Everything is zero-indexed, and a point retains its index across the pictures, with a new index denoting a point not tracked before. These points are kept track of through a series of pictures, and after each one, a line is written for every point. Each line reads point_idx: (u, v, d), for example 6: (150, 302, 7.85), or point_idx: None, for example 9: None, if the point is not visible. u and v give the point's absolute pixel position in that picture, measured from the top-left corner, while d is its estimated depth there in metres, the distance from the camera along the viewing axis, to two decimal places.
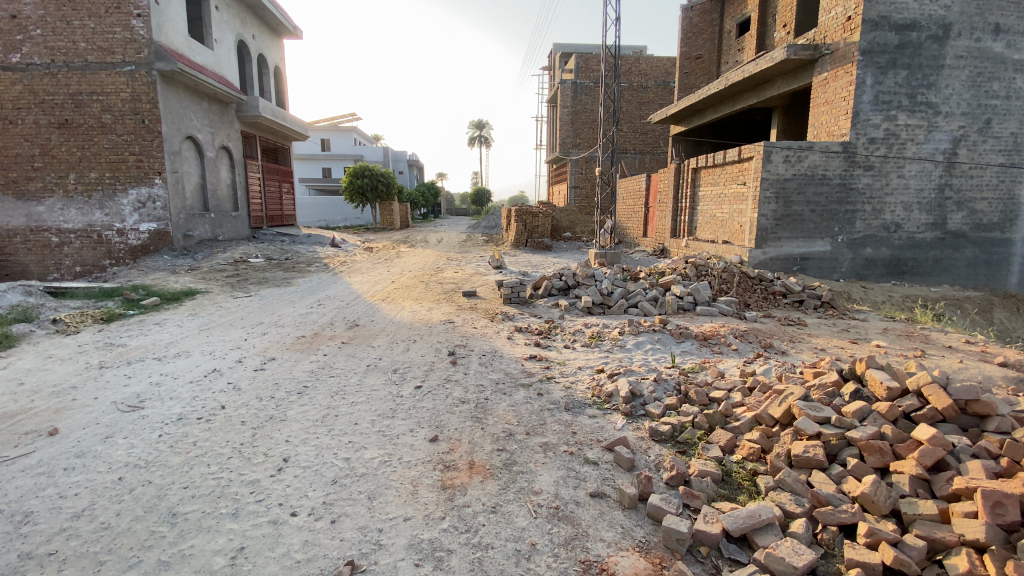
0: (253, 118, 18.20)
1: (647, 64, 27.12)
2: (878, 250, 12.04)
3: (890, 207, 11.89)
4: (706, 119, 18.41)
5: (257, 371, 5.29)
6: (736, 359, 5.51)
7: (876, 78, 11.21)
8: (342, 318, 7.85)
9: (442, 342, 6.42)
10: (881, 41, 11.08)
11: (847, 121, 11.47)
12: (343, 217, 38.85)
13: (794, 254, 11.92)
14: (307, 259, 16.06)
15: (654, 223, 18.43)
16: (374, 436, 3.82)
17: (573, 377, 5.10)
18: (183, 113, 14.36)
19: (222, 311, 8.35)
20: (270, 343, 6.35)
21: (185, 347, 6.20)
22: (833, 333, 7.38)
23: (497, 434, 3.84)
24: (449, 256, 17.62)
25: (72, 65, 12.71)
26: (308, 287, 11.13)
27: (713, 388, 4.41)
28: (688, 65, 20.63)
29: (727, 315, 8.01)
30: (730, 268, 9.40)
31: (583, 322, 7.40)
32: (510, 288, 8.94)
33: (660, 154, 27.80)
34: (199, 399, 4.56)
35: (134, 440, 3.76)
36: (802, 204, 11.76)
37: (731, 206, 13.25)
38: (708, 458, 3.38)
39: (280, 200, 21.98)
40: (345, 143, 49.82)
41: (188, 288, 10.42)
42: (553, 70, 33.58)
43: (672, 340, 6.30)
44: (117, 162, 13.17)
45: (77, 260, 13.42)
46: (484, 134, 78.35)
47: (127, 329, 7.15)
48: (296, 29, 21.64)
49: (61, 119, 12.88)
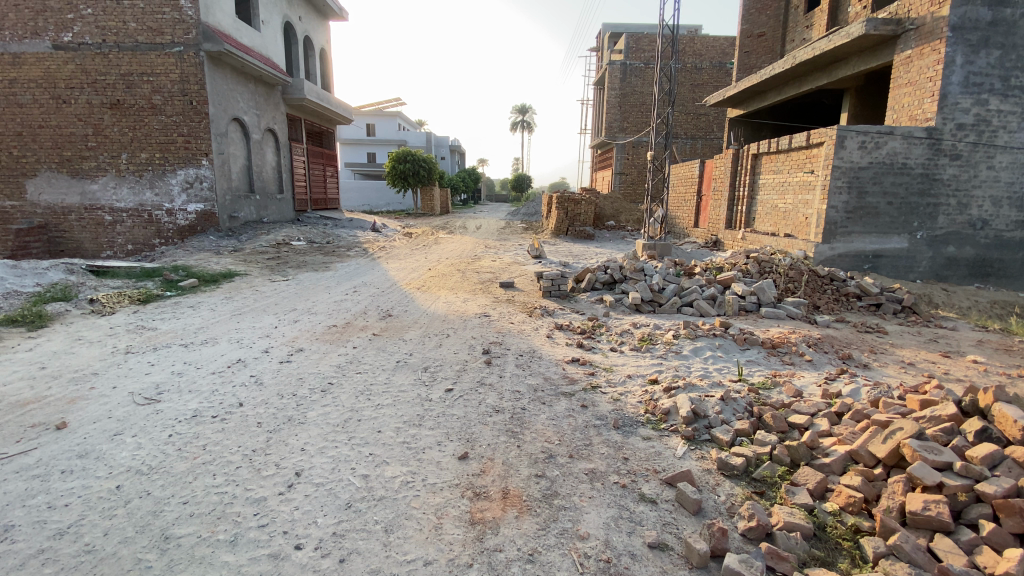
0: (297, 100, 18.20)
1: (702, 44, 25.58)
2: (962, 249, 10.71)
3: (978, 201, 10.53)
4: (767, 101, 17.06)
5: (282, 364, 4.98)
6: (814, 374, 4.81)
7: (967, 56, 9.83)
8: (376, 307, 7.50)
9: (477, 338, 5.95)
10: (975, 14, 9.68)
11: (933, 104, 10.15)
12: (386, 202, 39.08)
13: (865, 250, 10.79)
14: (347, 243, 15.98)
15: (706, 213, 17.35)
16: (397, 449, 3.38)
17: (622, 387, 4.53)
18: (229, 94, 14.39)
19: (256, 295, 8.18)
20: (299, 333, 6.03)
21: (213, 332, 5.99)
22: (919, 344, 6.47)
23: (535, 455, 3.33)
24: (487, 243, 17.18)
25: (122, 45, 12.87)
26: (345, 272, 10.91)
27: (793, 412, 3.76)
28: (749, 43, 19.15)
29: (796, 318, 7.21)
30: (797, 265, 8.51)
31: (630, 321, 6.77)
32: (550, 281, 8.38)
33: (713, 139, 26.27)
34: (217, 394, 4.26)
35: (142, 441, 3.51)
36: (877, 195, 10.57)
37: (796, 196, 12.14)
38: (794, 506, 2.76)
39: (324, 183, 22.06)
40: (390, 127, 50.10)
41: (227, 269, 10.38)
42: (601, 51, 32.28)
43: (735, 347, 5.62)
44: (166, 143, 13.34)
45: (129, 239, 13.76)
46: (527, 119, 77.09)
47: (160, 311, 7.06)
48: (342, 9, 21.46)
49: (113, 99, 13.11)
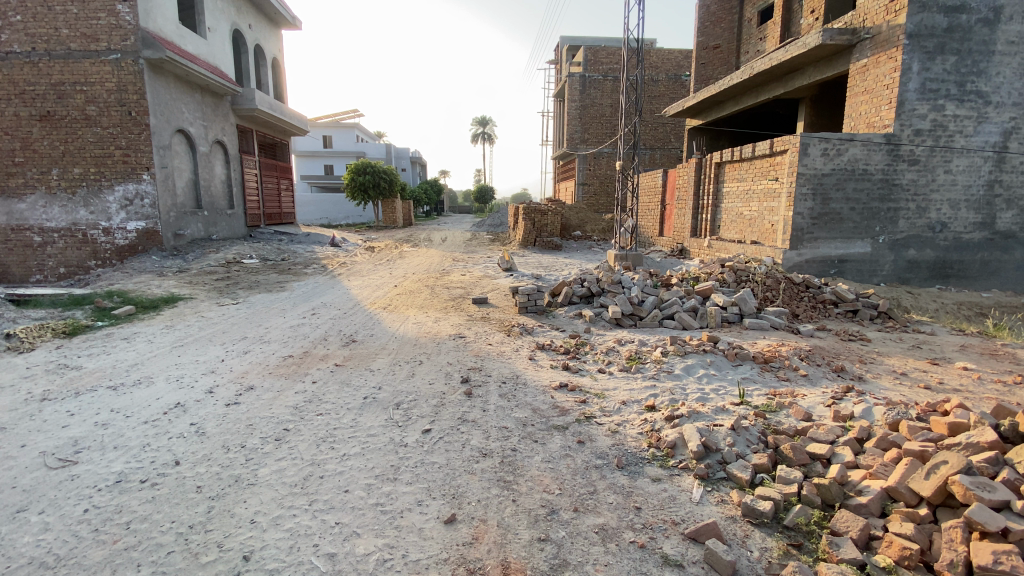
0: (248, 111, 17.24)
1: (657, 57, 26.05)
2: (923, 251, 10.97)
3: (936, 205, 10.82)
4: (726, 111, 17.35)
5: (229, 408, 4.29)
6: (815, 391, 4.55)
7: (923, 64, 10.12)
8: (338, 332, 6.84)
9: (453, 364, 5.42)
10: (929, 24, 9.99)
11: (890, 111, 10.39)
12: (345, 215, 37.90)
13: (831, 256, 10.87)
14: (304, 259, 15.11)
15: (671, 222, 17.42)
16: (369, 514, 2.84)
17: (619, 416, 4.10)
18: (173, 105, 13.41)
19: (202, 322, 7.38)
20: (250, 367, 5.34)
21: (149, 370, 5.23)
22: (904, 351, 6.37)
23: (534, 512, 2.86)
24: (454, 256, 16.61)
25: (53, 53, 11.77)
26: (303, 292, 10.16)
27: (810, 440, 3.45)
28: (706, 55, 19.51)
29: (779, 328, 7.02)
30: (773, 273, 8.40)
31: (615, 337, 6.39)
32: (526, 295, 8.04)
33: (671, 149, 26.73)
34: (149, 450, 3.56)
35: (51, 520, 2.81)
36: (841, 201, 10.70)
37: (761, 203, 12.22)
38: (843, 564, 2.42)
39: (278, 197, 20.99)
40: (348, 139, 48.78)
41: (170, 294, 9.44)
42: (560, 63, 32.54)
43: (727, 363, 5.30)
44: (102, 156, 12.24)
45: (61, 261, 12.49)
46: (487, 131, 76.75)
47: (88, 345, 6.18)
48: (294, 18, 20.65)
49: (43, 110, 11.94)
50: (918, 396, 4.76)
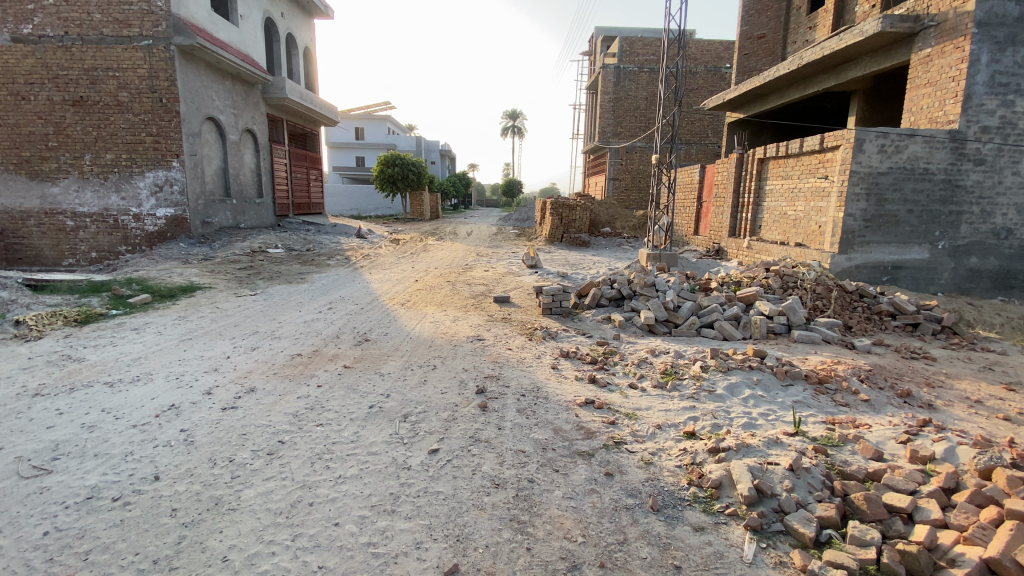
0: (279, 100, 17.14)
1: (696, 48, 24.97)
2: (986, 260, 9.97)
3: (1003, 209, 9.80)
4: (770, 104, 16.38)
5: (225, 413, 3.96)
6: (881, 422, 3.93)
7: (993, 55, 9.13)
8: (351, 329, 6.51)
9: (469, 371, 4.99)
10: (1001, 10, 8.96)
11: (956, 106, 9.39)
12: (374, 207, 38.06)
13: (884, 262, 9.99)
14: (328, 250, 14.95)
15: (707, 220, 16.61)
16: (358, 557, 2.43)
17: (653, 444, 3.59)
18: (203, 92, 13.35)
19: (215, 314, 7.15)
20: (255, 366, 5.03)
21: (150, 365, 4.97)
22: (976, 374, 5.63)
23: (552, 567, 2.40)
24: (479, 251, 16.21)
25: (86, 38, 11.80)
26: (323, 285, 9.90)
27: (885, 488, 2.88)
28: (748, 46, 18.48)
29: (832, 342, 6.35)
30: (823, 280, 7.68)
31: (648, 347, 5.85)
32: (551, 296, 7.55)
33: (708, 145, 25.68)
34: (130, 461, 3.24)
35: (4, 544, 2.49)
36: (897, 202, 9.79)
37: (807, 203, 11.38)
38: None
39: (307, 187, 20.97)
40: (378, 130, 48.81)
41: (188, 283, 9.29)
42: (594, 55, 31.69)
43: (775, 383, 4.71)
44: (133, 142, 12.26)
45: (93, 246, 12.61)
46: (517, 125, 76.34)
47: (97, 335, 6.00)
48: (326, 7, 20.48)
49: (76, 96, 12.00)
50: (1000, 430, 4.07)
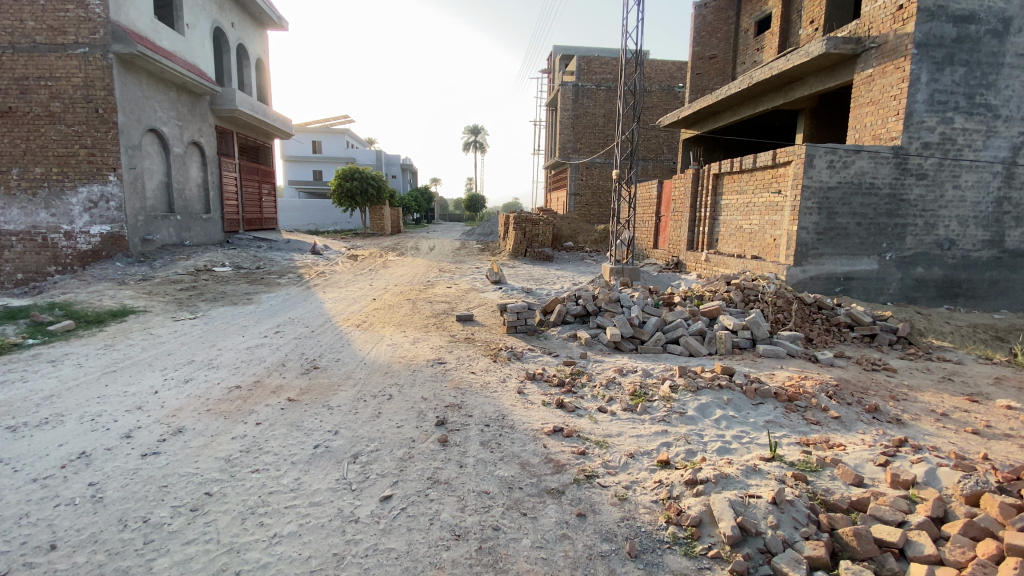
0: (228, 112, 16.35)
1: (651, 68, 25.66)
2: (930, 270, 10.41)
3: (945, 221, 10.27)
4: (723, 121, 16.85)
5: (145, 460, 3.45)
6: (855, 442, 3.82)
7: (932, 74, 9.59)
8: (299, 356, 6.02)
9: (427, 400, 4.62)
10: (938, 33, 9.48)
11: (898, 123, 9.82)
12: (332, 222, 37.04)
13: (837, 273, 10.25)
14: (281, 268, 14.23)
15: (666, 234, 16.85)
16: None
17: (627, 476, 3.34)
18: (144, 102, 12.53)
19: (147, 342, 6.50)
20: (186, 402, 4.48)
21: (62, 406, 4.34)
22: (936, 385, 5.70)
23: None
24: (441, 267, 15.84)
25: (17, 46, 10.92)
26: (272, 305, 9.31)
27: (872, 519, 2.72)
28: (701, 66, 19.08)
29: (796, 356, 6.35)
30: (784, 293, 7.74)
31: (615, 366, 5.65)
32: (515, 314, 7.27)
33: (664, 161, 26.31)
34: (22, 527, 2.72)
35: None
36: (847, 216, 10.10)
37: (762, 217, 11.62)
38: None
39: (259, 202, 20.06)
40: (337, 144, 47.76)
41: (121, 306, 8.51)
42: (553, 72, 32.16)
43: (746, 402, 4.57)
44: (65, 156, 11.32)
45: (18, 266, 11.49)
46: (478, 140, 76.64)
47: (5, 370, 5.28)
48: (279, 18, 19.87)
49: (3, 106, 11.04)
50: (971, 446, 4.03)
